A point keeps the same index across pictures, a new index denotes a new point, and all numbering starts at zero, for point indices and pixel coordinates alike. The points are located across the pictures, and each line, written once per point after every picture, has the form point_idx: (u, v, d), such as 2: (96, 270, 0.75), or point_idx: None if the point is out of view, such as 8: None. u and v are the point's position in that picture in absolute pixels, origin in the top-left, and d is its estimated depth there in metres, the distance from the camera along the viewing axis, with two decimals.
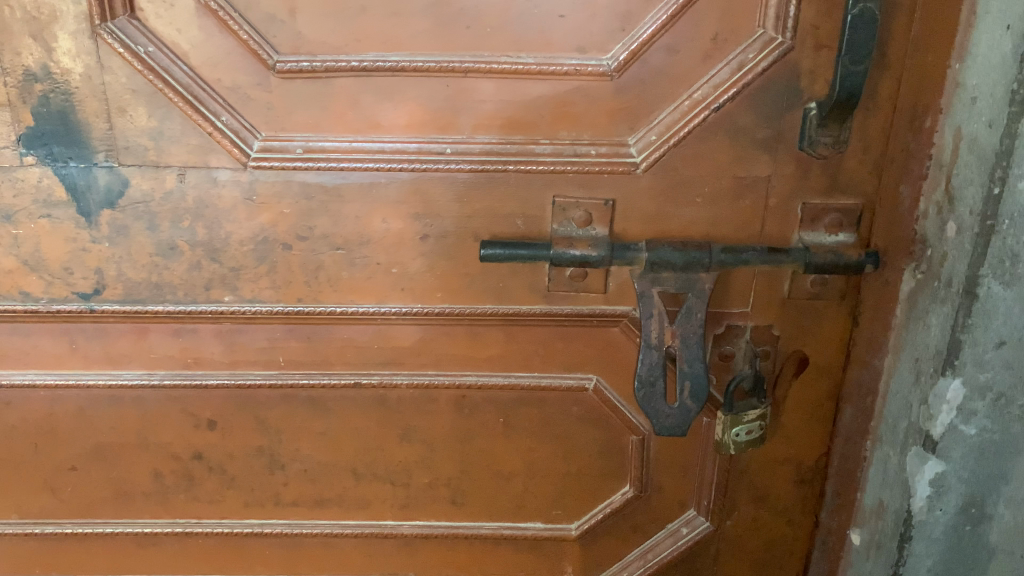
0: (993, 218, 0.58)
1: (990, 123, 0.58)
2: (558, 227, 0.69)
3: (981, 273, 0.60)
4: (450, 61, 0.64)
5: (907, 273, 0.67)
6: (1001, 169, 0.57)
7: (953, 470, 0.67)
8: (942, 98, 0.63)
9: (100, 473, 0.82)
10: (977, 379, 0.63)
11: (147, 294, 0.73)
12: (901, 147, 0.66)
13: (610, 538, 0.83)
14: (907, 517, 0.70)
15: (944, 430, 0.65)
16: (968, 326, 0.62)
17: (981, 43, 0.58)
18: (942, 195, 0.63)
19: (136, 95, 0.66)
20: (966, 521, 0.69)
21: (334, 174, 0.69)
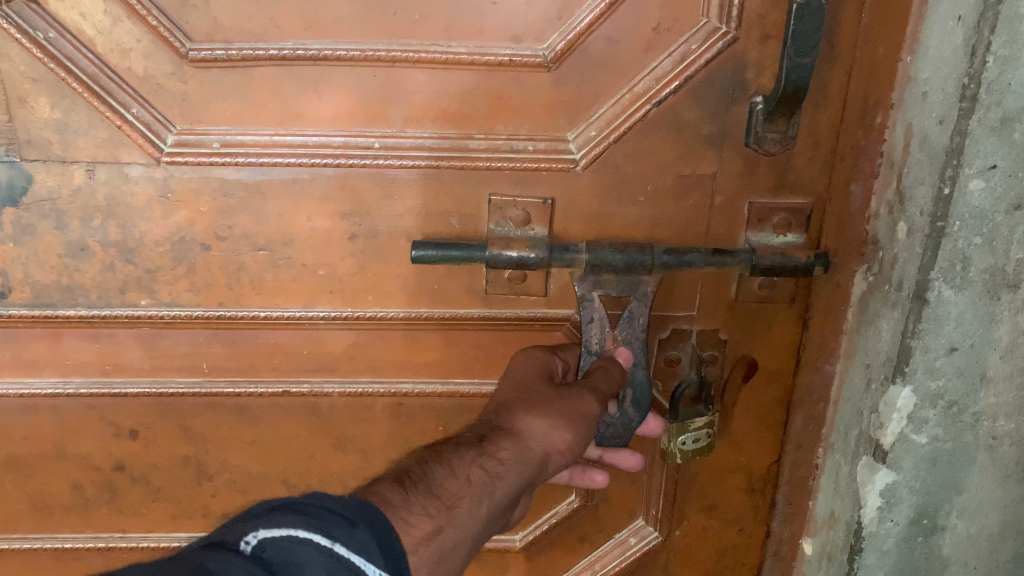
0: (943, 219, 0.56)
1: (941, 120, 0.55)
2: (494, 227, 0.66)
3: (931, 277, 0.57)
4: (377, 50, 0.60)
5: (859, 275, 0.65)
6: (952, 168, 0.54)
7: (905, 481, 0.64)
8: (892, 94, 0.60)
9: (13, 485, 0.77)
10: (929, 387, 0.61)
11: (57, 298, 0.68)
12: (851, 144, 0.63)
13: (557, 548, 0.80)
14: (858, 529, 0.67)
15: (894, 439, 0.63)
16: (919, 332, 0.59)
17: (932, 36, 0.55)
18: (893, 194, 0.61)
19: (37, 84, 0.60)
20: (918, 533, 0.67)
21: (255, 169, 0.64)
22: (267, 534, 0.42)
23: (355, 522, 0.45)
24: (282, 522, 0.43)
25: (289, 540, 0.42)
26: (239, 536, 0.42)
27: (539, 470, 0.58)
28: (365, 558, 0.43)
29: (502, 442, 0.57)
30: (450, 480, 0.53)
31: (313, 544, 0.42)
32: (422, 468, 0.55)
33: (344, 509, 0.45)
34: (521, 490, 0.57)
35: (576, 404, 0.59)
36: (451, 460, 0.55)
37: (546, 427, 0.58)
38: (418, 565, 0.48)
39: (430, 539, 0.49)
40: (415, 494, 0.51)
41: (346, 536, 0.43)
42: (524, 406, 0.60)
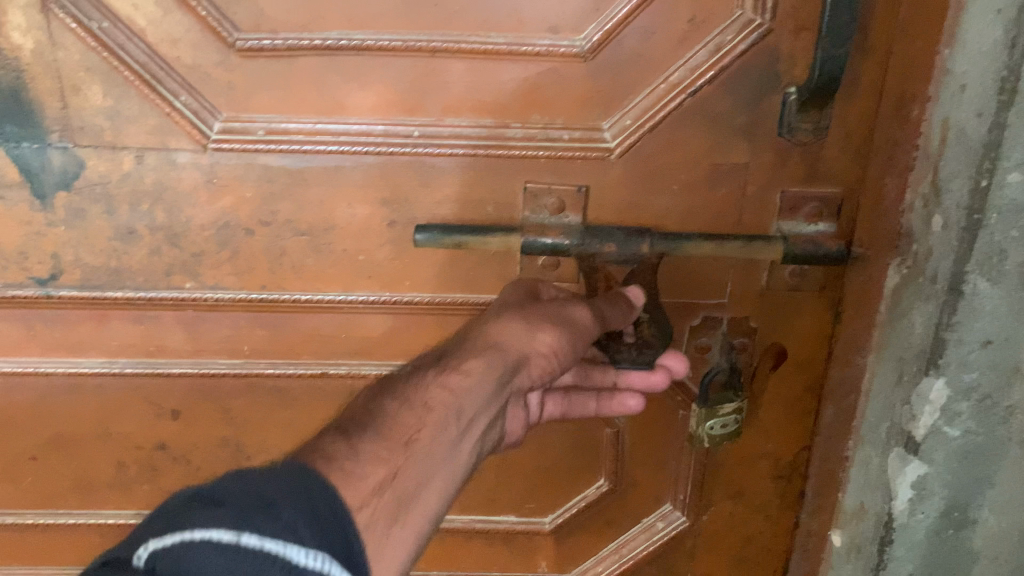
0: (980, 212, 0.56)
1: (979, 113, 0.55)
2: (530, 214, 0.67)
3: (967, 270, 0.58)
4: (417, 41, 0.62)
5: (892, 267, 0.64)
6: (990, 161, 0.55)
7: (936, 474, 0.65)
8: (930, 87, 0.59)
9: (60, 462, 0.79)
10: (961, 380, 0.62)
11: (105, 280, 0.70)
12: (885, 137, 0.64)
13: (584, 532, 0.81)
14: (888, 520, 0.68)
15: (926, 432, 0.64)
16: (954, 324, 0.59)
17: (971, 27, 0.55)
18: (927, 188, 0.60)
19: (90, 72, 0.63)
20: (948, 525, 0.68)
21: (297, 157, 0.66)
22: (157, 544, 0.34)
23: (276, 502, 0.36)
24: (181, 523, 0.35)
25: (179, 547, 0.34)
26: (136, 549, 0.35)
27: (512, 375, 0.55)
28: (283, 544, 0.34)
29: (467, 358, 0.53)
30: (405, 412, 0.47)
31: (210, 545, 0.34)
32: (369, 405, 0.48)
33: (265, 489, 0.37)
34: (495, 403, 0.53)
35: (556, 312, 0.58)
36: (404, 388, 0.49)
37: (518, 332, 0.56)
38: (373, 522, 0.40)
39: (387, 485, 0.42)
40: (363, 440, 0.44)
41: (264, 522, 0.35)
42: (490, 319, 0.57)
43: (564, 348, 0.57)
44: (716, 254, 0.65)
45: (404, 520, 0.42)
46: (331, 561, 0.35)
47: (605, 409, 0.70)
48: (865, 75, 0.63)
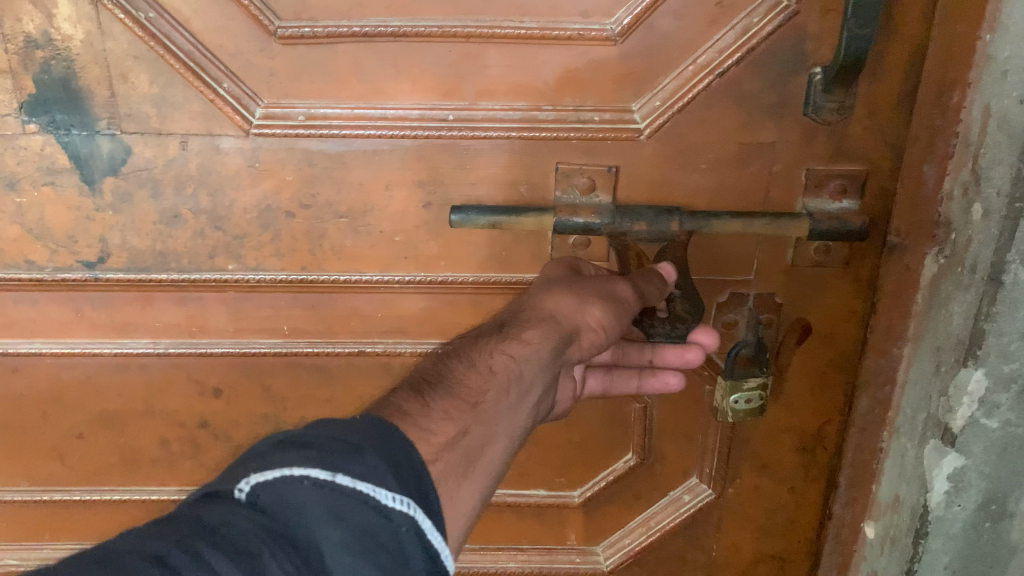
0: (1021, 200, 0.57)
1: (1022, 99, 0.57)
2: (561, 194, 0.69)
3: (1007, 259, 0.59)
4: (453, 27, 0.64)
5: (929, 258, 0.67)
6: None
7: (974, 466, 0.67)
8: (971, 73, 0.61)
9: (107, 440, 0.82)
10: (1001, 370, 0.63)
11: (151, 263, 0.73)
12: (925, 125, 0.65)
13: (613, 505, 0.83)
14: (923, 513, 0.70)
15: (965, 423, 0.65)
16: (993, 314, 0.61)
17: (1016, 12, 0.56)
18: (968, 176, 0.62)
19: (138, 61, 0.65)
20: (985, 518, 0.69)
21: (337, 141, 0.68)
22: (259, 479, 0.37)
23: (363, 447, 0.40)
24: (276, 463, 0.38)
25: (283, 483, 0.37)
26: (234, 484, 0.38)
27: (565, 347, 0.57)
28: (374, 484, 0.38)
29: (523, 328, 0.56)
30: (471, 376, 0.51)
31: (308, 481, 0.37)
32: (438, 368, 0.51)
33: (350, 433, 0.41)
34: (550, 371, 0.56)
35: (603, 288, 0.59)
36: (470, 352, 0.53)
37: (570, 306, 0.58)
38: (444, 478, 0.44)
39: (454, 444, 0.46)
40: (434, 399, 0.48)
41: (353, 464, 0.39)
42: (545, 291, 0.59)
43: (616, 322, 0.58)
44: (744, 230, 0.67)
45: (472, 475, 0.46)
46: (412, 500, 0.39)
47: (646, 386, 0.72)
48: (892, 55, 0.64)
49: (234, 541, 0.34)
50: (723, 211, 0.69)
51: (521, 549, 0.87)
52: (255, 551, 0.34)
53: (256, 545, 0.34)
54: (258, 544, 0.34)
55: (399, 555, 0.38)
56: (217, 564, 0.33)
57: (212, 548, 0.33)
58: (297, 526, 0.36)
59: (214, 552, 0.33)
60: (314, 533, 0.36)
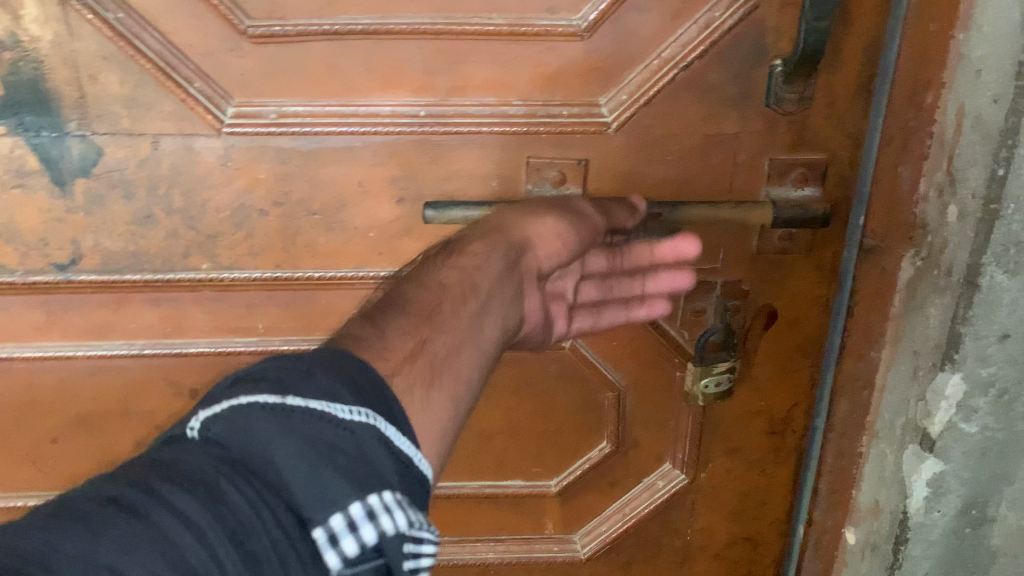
0: (996, 203, 0.59)
1: (995, 99, 0.57)
2: (533, 187, 0.71)
3: (983, 262, 0.61)
4: (422, 24, 0.65)
5: (905, 260, 0.66)
6: (1006, 148, 0.57)
7: (954, 470, 0.68)
8: (944, 72, 0.61)
9: (82, 444, 0.82)
10: (980, 374, 0.64)
11: (124, 264, 0.73)
12: (901, 124, 0.65)
13: (590, 492, 0.85)
14: (904, 518, 0.72)
15: (943, 427, 0.67)
16: (970, 318, 0.62)
17: (988, 12, 0.57)
18: (943, 177, 0.62)
19: (108, 61, 0.65)
20: (966, 523, 0.71)
21: (310, 138, 0.69)
22: (207, 415, 0.39)
23: (313, 370, 0.41)
24: (224, 396, 0.39)
25: (229, 412, 0.38)
26: (186, 424, 0.40)
27: (520, 254, 0.58)
28: (327, 401, 0.39)
29: (470, 243, 0.57)
30: (421, 294, 0.51)
31: (259, 406, 0.38)
32: (389, 293, 0.52)
33: (301, 359, 0.41)
34: (507, 280, 0.56)
35: (548, 207, 0.63)
36: (427, 268, 0.54)
37: (518, 221, 0.60)
38: (406, 386, 0.44)
39: (415, 355, 0.46)
40: (387, 321, 0.48)
41: (305, 386, 0.39)
42: (501, 216, 0.61)
43: (566, 230, 0.61)
44: (713, 215, 0.69)
45: (434, 388, 0.46)
46: (370, 412, 0.40)
47: (635, 314, 0.69)
48: (849, 46, 0.66)
49: (190, 473, 0.35)
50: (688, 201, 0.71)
51: (500, 540, 0.88)
52: (213, 480, 0.35)
53: (213, 475, 0.35)
54: (213, 473, 0.35)
55: (361, 461, 0.38)
56: (176, 496, 0.33)
57: (167, 483, 0.34)
58: (251, 449, 0.37)
59: (168, 486, 0.34)
60: (268, 456, 0.37)
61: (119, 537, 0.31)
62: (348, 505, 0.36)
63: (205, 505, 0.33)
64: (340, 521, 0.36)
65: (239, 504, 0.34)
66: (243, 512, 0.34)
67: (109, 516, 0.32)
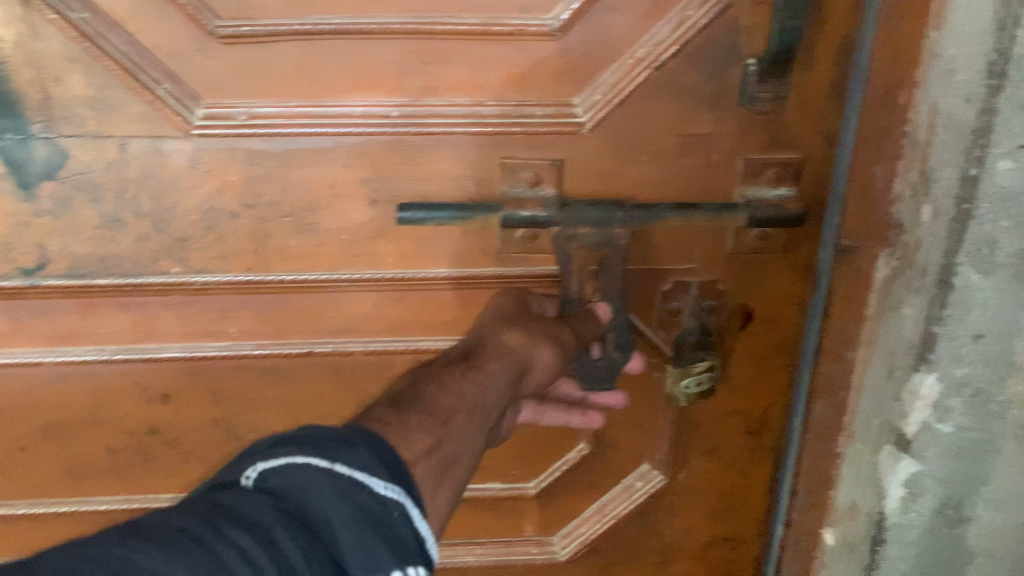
0: (969, 202, 0.61)
1: (967, 100, 0.59)
2: (508, 188, 0.70)
3: (958, 262, 0.63)
4: (393, 23, 0.64)
5: (881, 260, 0.67)
6: (980, 148, 0.60)
7: (929, 469, 0.71)
8: (916, 72, 0.61)
9: (51, 451, 0.80)
10: (954, 372, 0.67)
11: (91, 269, 0.71)
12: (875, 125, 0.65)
13: (569, 494, 0.84)
14: (881, 517, 0.74)
15: (919, 427, 0.69)
16: (945, 316, 0.65)
17: (961, 13, 0.57)
18: (917, 177, 0.63)
19: (72, 62, 0.64)
20: (942, 523, 0.73)
21: (280, 140, 0.68)
22: (264, 466, 0.41)
23: (353, 442, 0.43)
24: (278, 453, 0.42)
25: (286, 467, 0.41)
26: (240, 473, 0.41)
27: (521, 381, 0.59)
28: (368, 474, 0.42)
29: (487, 359, 0.58)
30: (443, 397, 0.53)
31: (312, 468, 0.40)
32: (412, 388, 0.53)
33: (339, 432, 0.43)
34: (506, 404, 0.58)
35: (554, 328, 0.62)
36: (440, 376, 0.55)
37: (527, 342, 0.60)
38: (424, 478, 0.47)
39: (431, 451, 0.48)
40: (410, 412, 0.50)
41: (345, 455, 0.42)
42: (496, 328, 0.61)
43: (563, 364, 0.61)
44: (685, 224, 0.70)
45: (442, 487, 0.49)
46: (401, 490, 0.43)
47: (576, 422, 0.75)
48: (822, 44, 0.66)
49: (248, 517, 0.38)
50: (666, 203, 0.71)
51: (478, 544, 0.87)
52: (269, 526, 0.37)
53: (268, 521, 0.38)
54: (269, 519, 0.38)
55: (396, 535, 0.41)
56: (237, 535, 0.36)
57: (229, 523, 0.37)
58: (302, 504, 0.39)
59: (231, 526, 0.37)
60: (322, 511, 0.39)
61: (188, 562, 0.34)
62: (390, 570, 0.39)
63: (262, 543, 0.36)
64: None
65: (291, 551, 0.37)
66: (296, 556, 0.37)
67: (177, 544, 0.35)
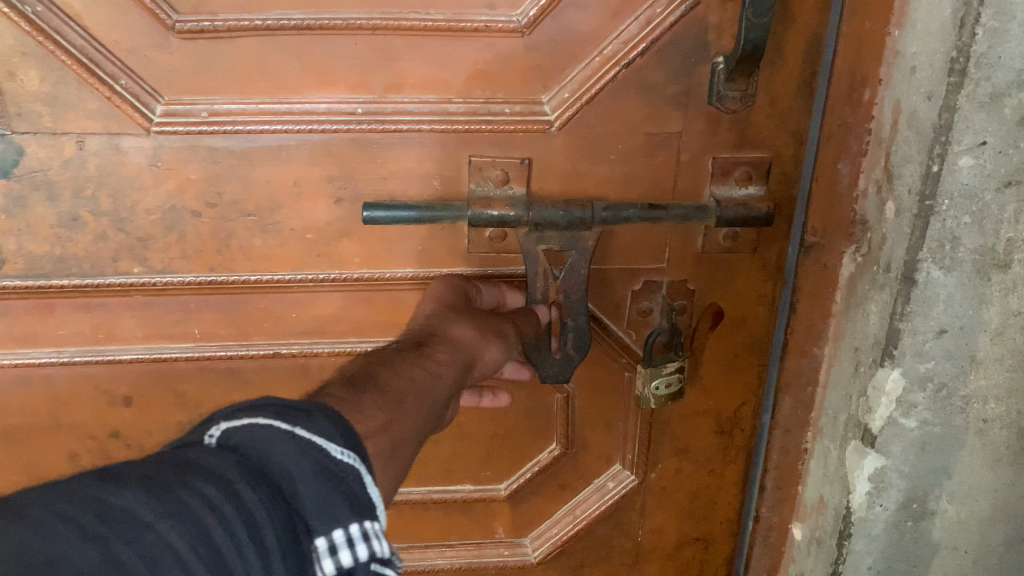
0: (931, 198, 0.57)
1: (929, 95, 0.56)
2: (475, 187, 0.69)
3: (920, 258, 0.59)
4: (358, 19, 0.63)
5: (847, 256, 0.67)
6: (940, 146, 0.55)
7: (894, 466, 0.67)
8: (880, 69, 0.61)
9: (8, 457, 0.78)
10: (918, 370, 0.63)
11: (49, 269, 0.70)
12: (840, 122, 0.66)
13: (539, 496, 0.84)
14: (846, 513, 0.71)
15: (883, 423, 0.65)
16: (908, 313, 0.61)
17: (922, 9, 0.56)
18: (881, 173, 0.62)
19: (26, 57, 0.62)
20: (907, 518, 0.69)
21: (242, 137, 0.67)
22: (229, 425, 0.43)
23: (312, 411, 0.44)
24: (243, 415, 0.43)
25: (250, 428, 0.42)
26: (205, 432, 0.43)
27: (468, 372, 0.62)
28: (327, 439, 0.43)
29: (438, 347, 0.60)
30: (396, 379, 0.55)
31: (276, 429, 0.42)
32: (366, 370, 0.55)
33: (299, 403, 0.45)
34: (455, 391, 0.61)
35: (495, 323, 0.65)
36: (392, 364, 0.56)
37: (473, 335, 0.62)
38: (376, 451, 0.49)
39: (384, 429, 0.50)
40: (365, 392, 0.52)
41: (306, 422, 0.43)
42: (445, 318, 0.63)
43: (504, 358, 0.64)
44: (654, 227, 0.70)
45: (392, 462, 0.50)
46: (356, 456, 0.44)
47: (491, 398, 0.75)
48: (791, 43, 0.66)
49: (215, 471, 0.39)
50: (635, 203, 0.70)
51: (449, 546, 0.87)
52: (233, 480, 0.39)
53: (232, 475, 0.39)
54: (233, 473, 0.39)
55: (356, 489, 0.43)
56: (203, 486, 0.38)
57: (197, 474, 0.39)
58: (263, 463, 0.41)
59: (198, 478, 0.38)
60: (284, 467, 0.41)
61: (158, 504, 0.36)
62: (347, 524, 0.41)
63: (227, 495, 0.38)
64: (340, 535, 0.41)
65: (254, 505, 0.39)
66: (258, 510, 0.39)
67: (149, 489, 0.37)
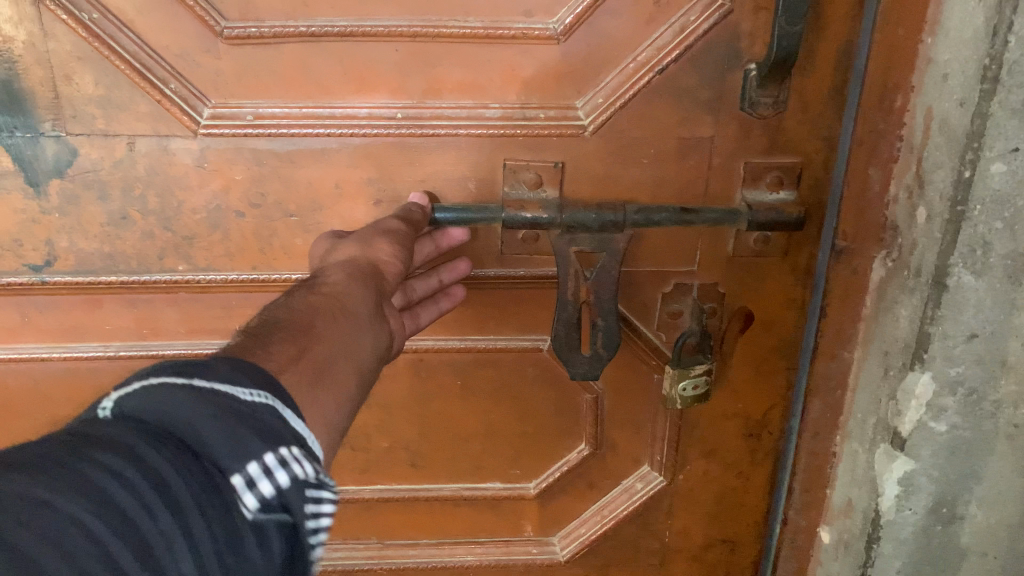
0: (962, 204, 0.58)
1: (961, 102, 0.57)
2: (509, 190, 0.71)
3: (951, 263, 0.60)
4: (398, 26, 0.65)
5: (877, 262, 0.67)
6: (973, 151, 0.56)
7: (922, 470, 0.67)
8: (912, 76, 0.62)
9: None
10: (948, 374, 0.63)
11: (99, 265, 0.72)
12: (871, 128, 0.67)
13: (567, 495, 0.85)
14: (875, 516, 0.71)
15: (913, 426, 0.66)
16: (938, 318, 0.61)
17: (954, 17, 0.57)
18: (912, 179, 0.63)
19: (82, 61, 0.65)
20: (936, 522, 0.69)
21: (285, 140, 0.69)
22: (119, 393, 0.37)
23: (214, 363, 0.39)
24: (132, 380, 0.38)
25: (142, 390, 0.37)
26: (93, 410, 0.37)
27: (378, 277, 0.59)
28: (232, 383, 0.38)
29: (332, 273, 0.57)
30: (299, 313, 0.50)
31: (172, 385, 0.37)
32: (264, 319, 0.50)
33: (198, 357, 0.40)
34: (373, 299, 0.56)
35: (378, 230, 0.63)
36: (297, 301, 0.52)
37: (358, 247, 0.61)
38: (298, 381, 0.45)
39: (298, 359, 0.46)
40: (265, 333, 0.47)
41: (208, 372, 0.38)
42: (330, 252, 0.62)
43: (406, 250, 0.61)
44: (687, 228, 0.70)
45: (324, 382, 0.47)
46: (270, 395, 0.40)
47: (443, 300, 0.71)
48: (822, 51, 0.67)
49: (112, 440, 0.34)
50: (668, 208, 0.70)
51: (478, 543, 0.88)
52: (134, 444, 0.34)
53: (131, 440, 0.34)
54: (134, 438, 0.35)
55: (270, 427, 0.38)
56: (101, 455, 0.33)
57: (91, 446, 0.34)
58: (161, 421, 0.36)
59: (92, 446, 0.34)
60: (184, 417, 0.36)
61: (50, 481, 0.31)
62: (262, 455, 0.36)
63: (129, 460, 0.33)
64: (256, 467, 0.36)
65: (161, 462, 0.34)
66: (165, 467, 0.34)
67: (40, 469, 0.32)
